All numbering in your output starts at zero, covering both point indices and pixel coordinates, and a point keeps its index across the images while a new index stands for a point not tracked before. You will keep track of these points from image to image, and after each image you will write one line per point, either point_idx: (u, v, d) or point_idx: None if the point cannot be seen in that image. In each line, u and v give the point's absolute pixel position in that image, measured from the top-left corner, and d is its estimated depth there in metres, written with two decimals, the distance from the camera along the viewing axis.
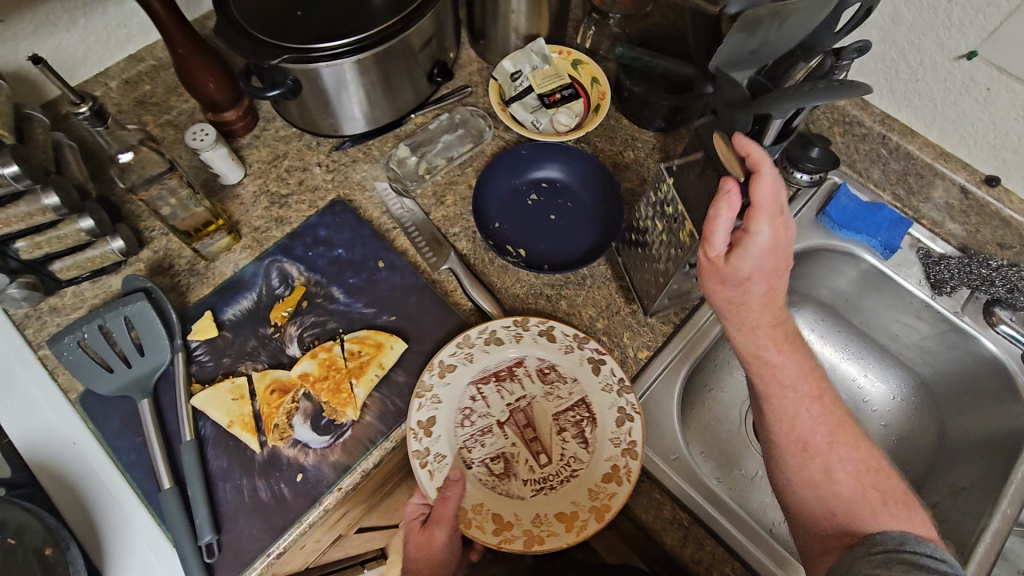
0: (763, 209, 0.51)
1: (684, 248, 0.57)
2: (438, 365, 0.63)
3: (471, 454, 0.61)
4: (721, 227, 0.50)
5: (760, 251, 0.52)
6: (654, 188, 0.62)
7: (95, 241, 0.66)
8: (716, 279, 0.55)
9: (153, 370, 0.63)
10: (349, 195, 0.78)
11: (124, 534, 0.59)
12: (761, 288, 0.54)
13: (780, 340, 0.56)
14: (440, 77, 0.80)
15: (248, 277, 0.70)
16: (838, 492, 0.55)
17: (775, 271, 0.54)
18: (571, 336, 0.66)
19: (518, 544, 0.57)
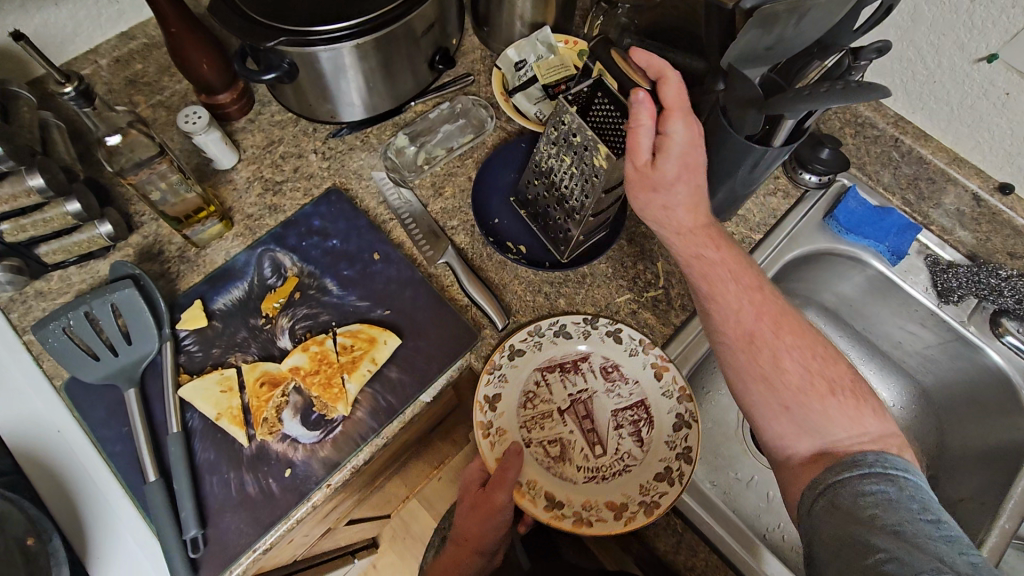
0: (674, 108, 0.54)
1: (600, 172, 0.57)
2: (509, 348, 0.64)
3: (529, 434, 0.63)
4: (644, 134, 0.53)
5: (683, 150, 0.54)
6: (551, 123, 0.61)
7: (83, 225, 0.64)
8: (647, 187, 0.57)
9: (140, 359, 0.61)
10: (345, 183, 0.76)
11: (109, 527, 0.57)
12: (688, 187, 0.57)
13: (711, 240, 0.60)
14: (441, 64, 0.78)
15: (239, 265, 0.68)
16: (788, 383, 0.55)
17: (698, 167, 0.56)
18: (637, 341, 0.65)
19: (566, 523, 0.58)
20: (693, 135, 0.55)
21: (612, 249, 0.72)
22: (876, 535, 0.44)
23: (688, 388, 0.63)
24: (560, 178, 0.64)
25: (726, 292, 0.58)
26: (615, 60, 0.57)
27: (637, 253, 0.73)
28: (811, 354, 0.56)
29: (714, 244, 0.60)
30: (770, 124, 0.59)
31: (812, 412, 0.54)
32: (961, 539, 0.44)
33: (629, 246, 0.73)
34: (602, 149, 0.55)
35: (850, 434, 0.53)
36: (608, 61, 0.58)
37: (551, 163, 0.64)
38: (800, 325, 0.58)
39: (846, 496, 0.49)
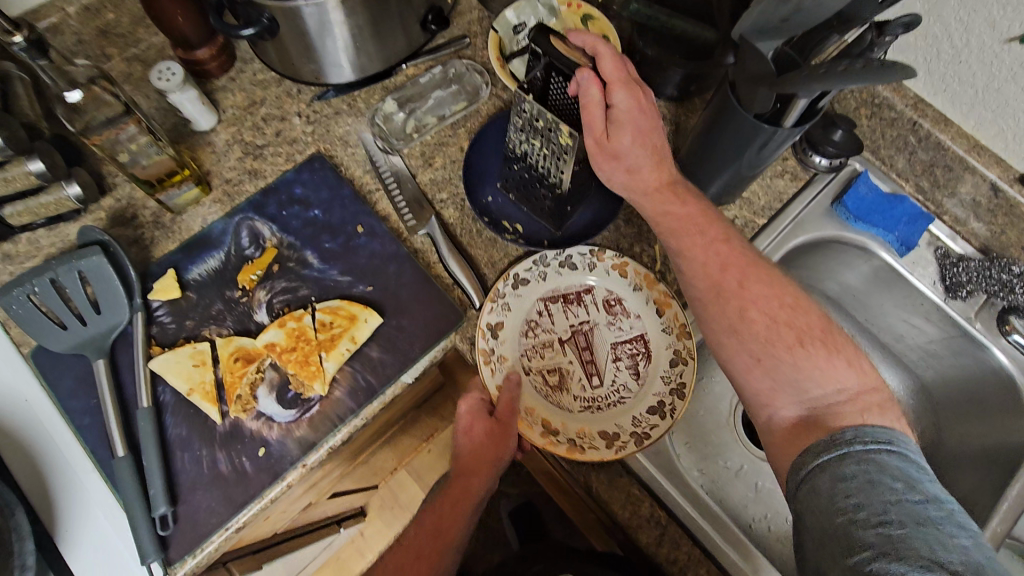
0: (616, 80, 0.55)
1: (568, 149, 0.56)
2: (514, 276, 0.64)
3: (530, 363, 0.63)
4: (594, 111, 0.55)
5: (633, 119, 0.56)
6: (514, 112, 0.60)
7: (49, 185, 0.61)
8: (607, 158, 0.58)
9: (111, 330, 0.59)
10: (330, 150, 0.72)
11: (77, 501, 0.56)
12: (650, 151, 0.57)
13: (677, 197, 0.58)
14: (434, 24, 0.72)
15: (216, 234, 0.65)
16: (755, 332, 0.53)
17: (656, 130, 0.57)
18: (642, 276, 0.65)
19: (560, 449, 0.58)
20: (639, 103, 0.56)
21: (608, 228, 0.69)
22: (860, 529, 0.41)
23: (688, 324, 0.62)
24: (536, 160, 0.64)
25: (696, 241, 0.57)
26: (554, 44, 0.55)
27: (635, 234, 0.69)
28: (778, 303, 0.54)
29: (679, 200, 0.58)
30: (782, 103, 0.55)
31: (783, 363, 0.52)
32: (949, 511, 0.42)
33: (626, 227, 0.69)
34: (564, 128, 0.54)
35: (826, 388, 0.51)
36: (547, 47, 0.54)
37: (524, 147, 0.64)
38: (767, 273, 0.56)
39: (826, 481, 0.45)
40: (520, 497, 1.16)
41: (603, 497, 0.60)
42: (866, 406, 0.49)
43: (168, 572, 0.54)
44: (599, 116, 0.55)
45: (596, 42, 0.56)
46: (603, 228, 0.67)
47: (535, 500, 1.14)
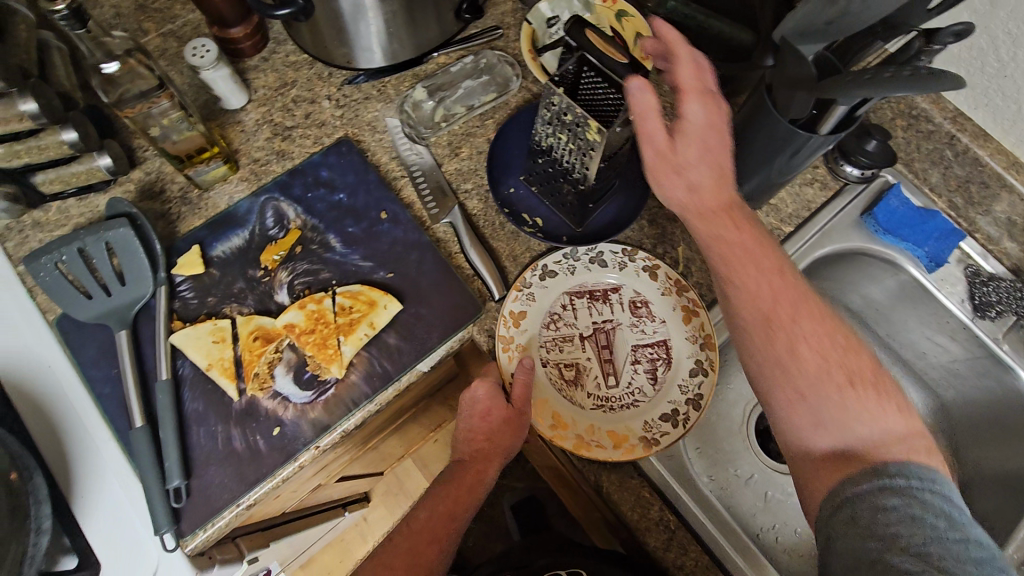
0: (691, 88, 0.54)
1: (595, 145, 0.55)
2: (542, 267, 0.64)
3: (547, 355, 0.63)
4: (650, 118, 0.51)
5: (699, 132, 0.53)
6: (543, 104, 0.59)
7: (81, 155, 0.62)
8: (669, 171, 0.54)
9: (135, 302, 0.60)
10: (358, 134, 0.72)
11: (93, 469, 0.57)
12: (712, 170, 0.54)
13: (733, 222, 0.53)
14: (469, 14, 0.72)
15: (241, 212, 0.66)
16: (805, 371, 0.50)
17: (724, 151, 0.54)
18: (672, 280, 0.65)
19: (568, 443, 0.59)
20: (712, 118, 0.53)
21: (631, 228, 0.68)
22: (897, 557, 0.42)
23: (712, 335, 0.62)
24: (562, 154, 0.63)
25: (749, 269, 0.53)
26: (591, 38, 0.53)
27: (658, 236, 0.69)
28: (831, 342, 0.51)
29: (741, 226, 0.54)
30: (820, 109, 0.54)
31: (828, 403, 0.49)
32: (989, 551, 0.42)
33: (650, 227, 0.69)
34: (593, 123, 0.53)
35: (877, 436, 0.48)
36: (583, 40, 0.52)
37: (551, 141, 0.64)
38: (818, 308, 0.52)
39: (865, 509, 0.45)
40: (525, 490, 1.16)
41: (612, 498, 0.60)
42: (915, 453, 0.47)
43: (178, 545, 0.54)
44: (657, 123, 0.51)
45: (682, 43, 0.54)
46: (626, 227, 0.66)
47: (539, 494, 1.14)
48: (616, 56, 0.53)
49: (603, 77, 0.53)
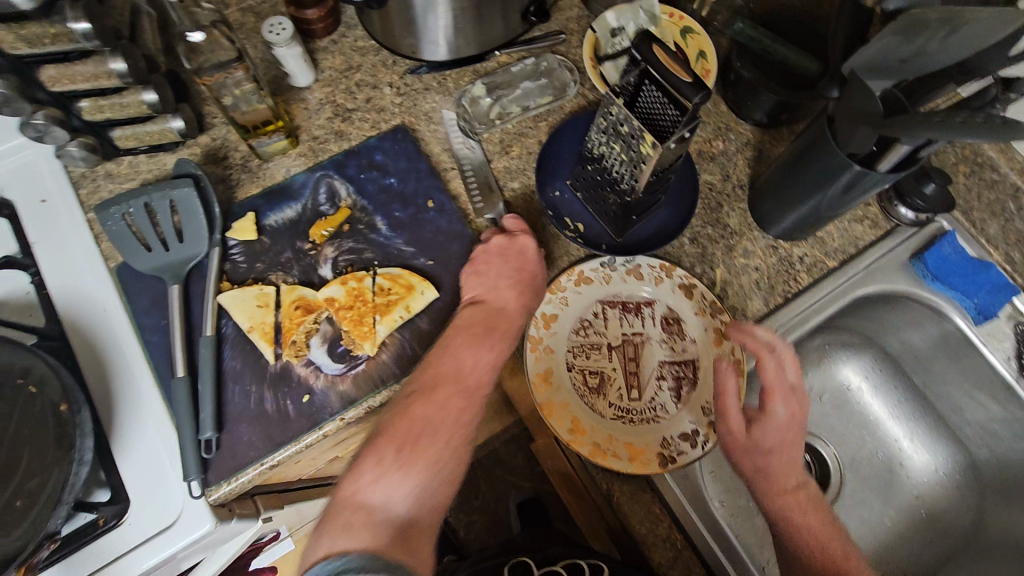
0: (774, 388, 0.58)
1: (647, 159, 0.56)
2: (578, 273, 0.66)
3: (574, 361, 0.64)
4: (729, 399, 0.58)
5: (773, 426, 0.58)
6: (601, 112, 0.60)
7: (157, 116, 0.65)
8: (741, 450, 0.57)
9: (188, 259, 0.63)
10: (414, 123, 0.74)
11: (133, 411, 0.60)
12: (785, 458, 0.57)
13: (800, 504, 0.57)
14: (535, 16, 0.74)
15: (297, 186, 0.69)
16: None
17: (796, 445, 0.58)
18: (708, 301, 0.65)
19: (584, 449, 0.60)
20: (789, 416, 0.58)
21: (672, 244, 0.68)
22: None
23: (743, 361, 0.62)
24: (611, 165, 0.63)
25: (817, 537, 0.56)
26: (653, 50, 0.52)
27: (698, 255, 0.69)
28: None
29: (810, 509, 0.57)
30: (880, 146, 0.53)
31: None
32: None
33: (691, 245, 0.69)
34: (649, 138, 0.54)
35: None
36: (650, 54, 0.52)
37: (603, 150, 0.63)
38: None
39: None
40: (531, 491, 1.17)
41: (622, 509, 0.60)
42: None
43: (203, 493, 0.57)
44: (734, 405, 0.57)
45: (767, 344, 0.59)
46: (666, 242, 0.67)
47: (544, 497, 1.15)
48: (684, 72, 0.51)
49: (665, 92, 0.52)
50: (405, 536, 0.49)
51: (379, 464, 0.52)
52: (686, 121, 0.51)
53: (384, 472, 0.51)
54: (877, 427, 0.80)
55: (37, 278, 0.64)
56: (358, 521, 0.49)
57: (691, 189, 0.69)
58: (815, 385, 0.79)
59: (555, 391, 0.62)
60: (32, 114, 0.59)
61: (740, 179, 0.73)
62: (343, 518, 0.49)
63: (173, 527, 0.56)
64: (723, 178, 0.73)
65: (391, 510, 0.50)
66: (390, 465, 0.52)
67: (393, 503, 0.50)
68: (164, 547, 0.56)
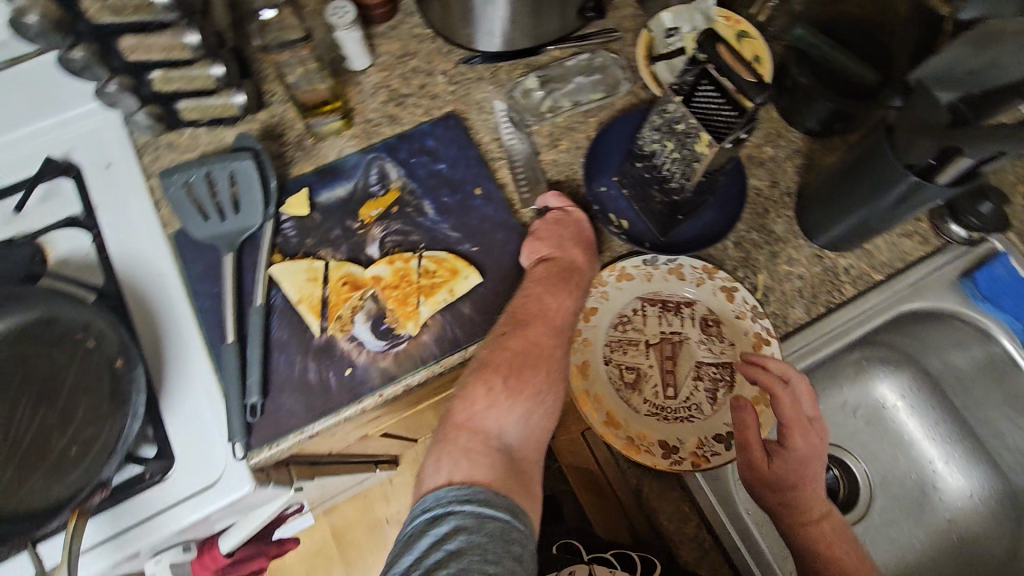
0: (792, 422, 0.57)
1: (701, 158, 0.56)
2: (620, 269, 0.66)
3: (611, 355, 0.64)
4: (750, 435, 0.57)
5: (793, 459, 0.58)
6: (657, 109, 0.60)
7: (220, 91, 0.68)
8: (765, 486, 0.57)
9: (243, 230, 0.65)
10: (465, 112, 0.75)
11: (183, 372, 0.62)
12: (807, 490, 0.57)
13: (827, 536, 0.57)
14: (593, 12, 0.75)
15: (349, 166, 0.70)
16: None
17: (817, 474, 0.58)
18: (749, 305, 0.64)
19: (618, 442, 0.61)
20: (808, 449, 0.57)
21: (716, 246, 0.68)
22: None
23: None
24: (662, 162, 0.63)
25: (844, 566, 0.57)
26: (720, 52, 0.53)
27: (742, 259, 0.69)
28: None
29: (836, 538, 0.58)
30: (939, 159, 0.52)
31: None
32: None
33: (734, 249, 0.69)
34: (706, 137, 0.54)
35: None
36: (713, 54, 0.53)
37: (655, 148, 0.64)
38: None
39: None
40: None
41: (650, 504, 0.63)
42: None
43: (246, 456, 0.59)
44: (755, 441, 0.57)
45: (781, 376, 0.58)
46: (711, 243, 0.66)
47: None
48: (745, 75, 0.52)
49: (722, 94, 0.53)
50: (514, 463, 0.55)
51: (489, 395, 0.56)
52: (744, 121, 0.51)
53: (495, 402, 0.56)
54: (911, 446, 0.79)
55: (98, 240, 0.66)
56: (475, 447, 0.54)
57: (740, 192, 0.69)
58: (851, 399, 0.80)
59: (590, 382, 0.63)
60: (107, 81, 0.63)
61: (789, 187, 0.73)
62: (461, 442, 0.55)
63: (216, 485, 0.58)
64: (771, 184, 0.73)
65: (502, 436, 0.56)
66: (499, 395, 0.56)
67: (504, 431, 0.56)
68: (205, 505, 0.58)
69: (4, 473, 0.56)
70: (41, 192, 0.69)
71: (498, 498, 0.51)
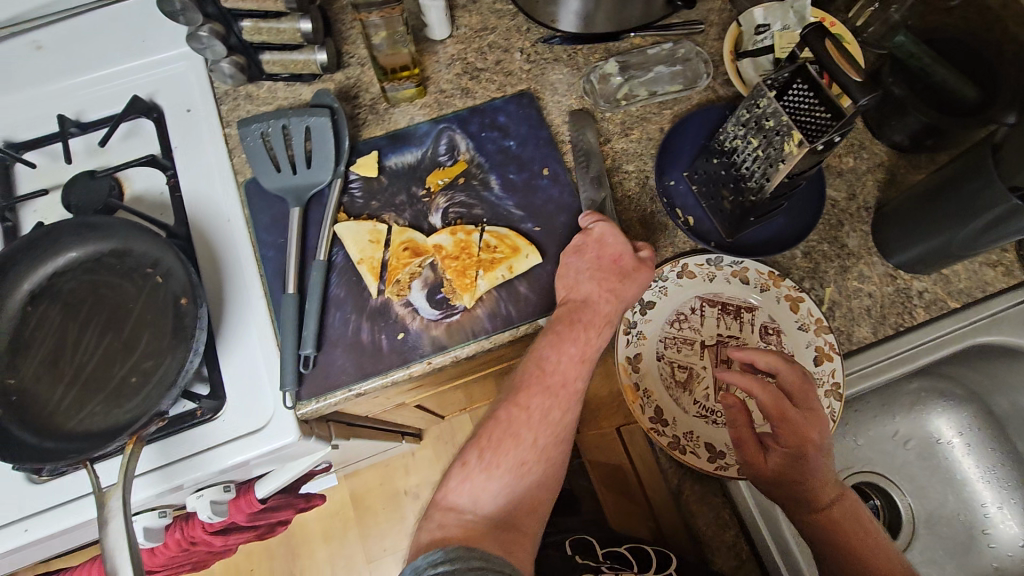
0: (781, 416, 0.54)
1: (788, 159, 0.52)
2: (683, 265, 0.64)
3: (663, 352, 0.63)
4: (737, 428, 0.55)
5: (791, 457, 0.54)
6: (745, 103, 0.57)
7: (305, 46, 0.69)
8: (760, 479, 0.55)
9: (312, 186, 0.66)
10: (539, 91, 0.74)
11: (241, 318, 0.64)
12: (811, 482, 0.53)
13: (840, 527, 0.53)
14: (681, 2, 0.72)
15: (419, 134, 0.70)
16: None
17: (824, 464, 0.54)
18: (814, 318, 0.62)
19: (663, 440, 0.60)
20: (804, 444, 0.53)
21: (783, 255, 0.66)
22: None
23: (841, 386, 0.60)
24: (741, 160, 0.60)
25: (865, 559, 0.51)
26: (828, 48, 0.50)
27: (809, 269, 0.66)
28: None
29: (853, 529, 0.53)
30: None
31: None
32: None
33: (803, 259, 0.67)
34: (796, 136, 0.50)
35: None
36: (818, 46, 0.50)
37: (736, 144, 0.60)
38: None
39: None
40: None
41: (689, 507, 0.60)
42: None
43: (294, 406, 0.60)
44: (743, 434, 0.55)
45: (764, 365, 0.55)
46: (781, 250, 0.65)
47: None
48: (848, 74, 0.50)
49: (817, 93, 0.50)
50: (497, 531, 0.53)
51: (464, 469, 0.56)
52: (839, 125, 0.48)
53: (470, 475, 0.55)
54: (963, 487, 0.75)
55: (173, 181, 0.68)
56: (449, 522, 0.53)
57: (816, 201, 0.66)
58: (903, 431, 0.77)
59: (640, 375, 0.62)
60: (200, 26, 0.64)
61: (867, 201, 0.69)
62: (437, 519, 0.54)
63: (263, 430, 0.60)
64: (848, 198, 0.70)
65: (478, 510, 0.54)
66: (475, 468, 0.56)
67: (481, 503, 0.54)
68: (250, 448, 0.59)
69: (69, 392, 0.58)
70: (124, 130, 0.72)
71: (469, 551, 0.48)
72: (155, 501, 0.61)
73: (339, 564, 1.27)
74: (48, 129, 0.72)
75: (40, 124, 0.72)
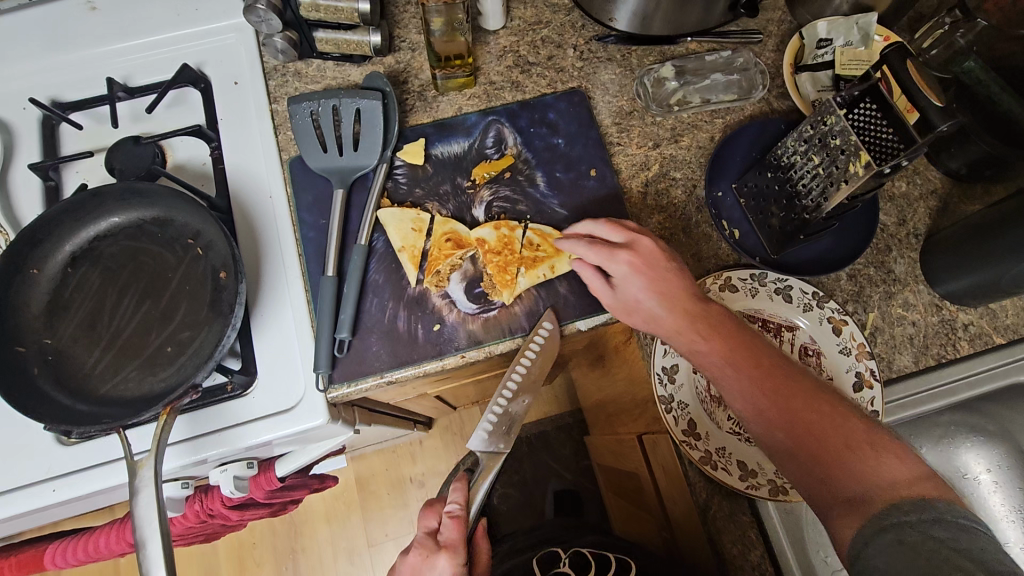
0: (608, 252, 0.58)
1: (850, 179, 0.51)
2: (725, 279, 0.63)
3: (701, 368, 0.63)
4: (594, 283, 0.59)
5: (631, 281, 0.57)
6: (811, 119, 0.55)
7: (359, 27, 0.68)
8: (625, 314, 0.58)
9: (358, 169, 0.65)
10: (590, 90, 0.73)
11: (277, 296, 0.63)
12: (659, 295, 0.56)
13: (700, 328, 0.54)
14: (744, 9, 0.69)
15: (467, 124, 0.70)
16: (823, 444, 0.48)
17: (666, 276, 0.56)
18: (856, 343, 0.61)
19: (696, 453, 0.58)
20: (635, 265, 0.57)
21: (828, 276, 0.65)
22: None
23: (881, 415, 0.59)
24: (799, 176, 0.58)
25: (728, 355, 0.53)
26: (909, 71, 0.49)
27: (854, 293, 0.65)
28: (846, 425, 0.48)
29: (710, 327, 0.54)
30: None
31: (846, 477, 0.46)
32: None
33: (848, 282, 0.65)
34: (863, 157, 0.49)
35: None
36: (897, 67, 0.49)
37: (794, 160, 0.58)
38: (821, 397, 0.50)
39: None
40: (572, 483, 1.19)
41: (715, 523, 0.59)
42: None
43: (326, 388, 0.59)
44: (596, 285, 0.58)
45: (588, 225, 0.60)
46: (828, 272, 0.64)
47: (584, 492, 1.18)
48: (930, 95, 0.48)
49: (889, 114, 0.48)
50: None
51: None
52: (909, 151, 0.46)
53: None
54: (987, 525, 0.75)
55: (217, 153, 0.68)
56: None
57: (868, 224, 0.65)
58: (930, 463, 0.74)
59: (675, 388, 0.61)
60: None
61: (917, 228, 0.68)
62: None
63: (292, 412, 0.59)
64: (899, 223, 0.68)
65: None
66: None
67: None
68: (277, 428, 0.59)
69: (104, 357, 0.58)
70: (171, 98, 0.71)
71: None
72: (180, 472, 0.60)
73: (340, 545, 1.28)
74: (96, 91, 0.72)
75: (88, 85, 0.72)
